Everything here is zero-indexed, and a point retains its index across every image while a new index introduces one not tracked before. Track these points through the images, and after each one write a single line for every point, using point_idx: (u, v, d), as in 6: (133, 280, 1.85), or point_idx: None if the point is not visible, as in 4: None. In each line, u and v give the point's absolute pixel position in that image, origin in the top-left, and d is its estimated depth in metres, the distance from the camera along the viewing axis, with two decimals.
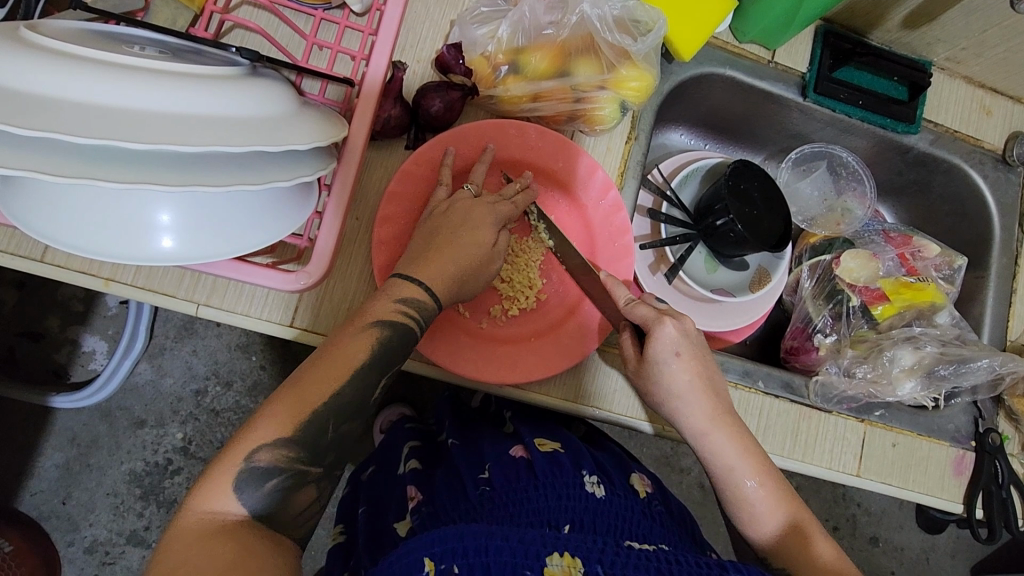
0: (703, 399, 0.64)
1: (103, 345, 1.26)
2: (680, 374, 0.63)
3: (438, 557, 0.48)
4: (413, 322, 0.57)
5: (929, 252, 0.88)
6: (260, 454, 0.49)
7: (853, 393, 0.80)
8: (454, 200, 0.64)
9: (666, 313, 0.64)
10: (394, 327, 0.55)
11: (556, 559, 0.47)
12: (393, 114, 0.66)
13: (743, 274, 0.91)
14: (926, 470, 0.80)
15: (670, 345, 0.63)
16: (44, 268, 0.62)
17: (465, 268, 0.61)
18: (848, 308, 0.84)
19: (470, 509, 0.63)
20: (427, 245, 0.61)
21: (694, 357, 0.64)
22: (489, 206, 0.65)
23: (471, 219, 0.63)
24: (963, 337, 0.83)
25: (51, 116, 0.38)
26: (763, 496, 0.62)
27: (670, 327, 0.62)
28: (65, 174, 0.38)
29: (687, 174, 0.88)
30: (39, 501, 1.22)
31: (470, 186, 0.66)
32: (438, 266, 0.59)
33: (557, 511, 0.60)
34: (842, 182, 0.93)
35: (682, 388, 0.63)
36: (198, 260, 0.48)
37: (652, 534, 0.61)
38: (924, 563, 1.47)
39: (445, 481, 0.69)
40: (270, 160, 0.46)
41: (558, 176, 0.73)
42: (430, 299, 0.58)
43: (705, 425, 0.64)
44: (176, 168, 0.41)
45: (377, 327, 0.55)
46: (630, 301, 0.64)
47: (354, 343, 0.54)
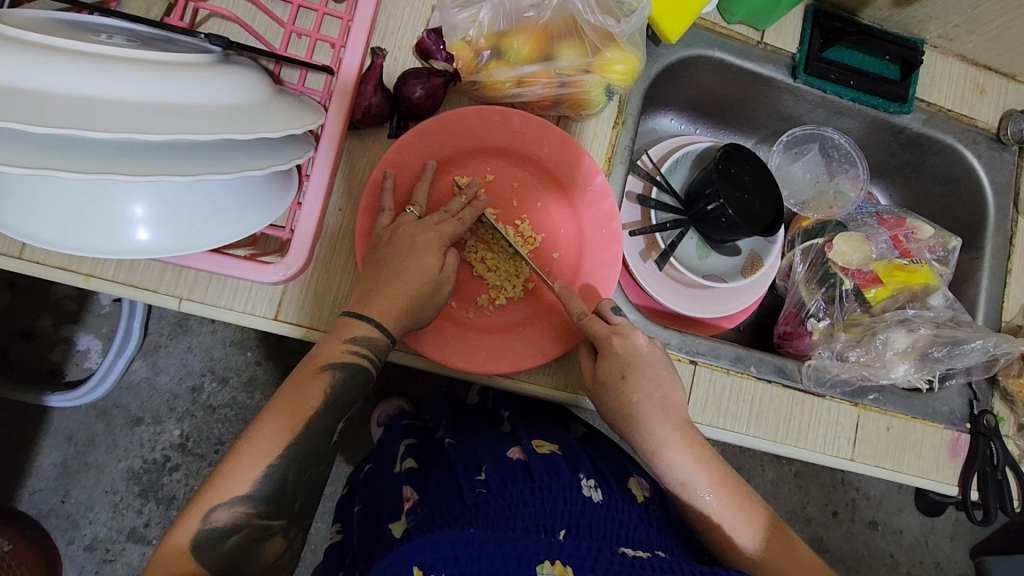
0: (653, 418, 0.63)
1: (98, 344, 1.26)
2: (636, 398, 0.63)
3: (427, 566, 0.49)
4: (368, 362, 0.57)
5: (923, 234, 0.86)
6: (217, 514, 0.50)
7: (846, 376, 0.79)
8: (398, 224, 0.62)
9: (618, 332, 0.64)
10: (346, 369, 0.56)
11: (548, 567, 0.48)
12: (374, 102, 0.64)
13: (735, 260, 0.90)
14: (920, 453, 0.79)
15: (618, 365, 0.63)
16: (23, 265, 0.62)
17: (418, 297, 0.59)
18: (842, 292, 0.83)
19: (464, 510, 0.60)
20: (370, 282, 0.59)
21: (643, 377, 0.64)
22: (435, 227, 0.62)
23: (416, 242, 0.60)
24: (957, 319, 0.82)
25: (14, 103, 0.37)
26: (726, 509, 0.63)
27: (617, 347, 0.63)
28: (29, 164, 0.37)
29: (676, 159, 0.86)
30: (38, 500, 1.22)
31: (413, 209, 0.64)
32: (388, 300, 0.58)
33: (552, 515, 0.60)
34: (834, 164, 0.92)
35: (636, 413, 0.63)
36: (175, 254, 0.47)
37: (650, 540, 0.63)
38: (923, 546, 1.47)
39: (438, 481, 0.68)
40: (244, 149, 0.45)
41: (544, 163, 0.72)
42: (381, 335, 0.57)
43: (656, 445, 0.63)
44: (147, 159, 0.40)
45: (328, 371, 0.56)
46: (583, 315, 0.64)
47: (310, 387, 0.55)
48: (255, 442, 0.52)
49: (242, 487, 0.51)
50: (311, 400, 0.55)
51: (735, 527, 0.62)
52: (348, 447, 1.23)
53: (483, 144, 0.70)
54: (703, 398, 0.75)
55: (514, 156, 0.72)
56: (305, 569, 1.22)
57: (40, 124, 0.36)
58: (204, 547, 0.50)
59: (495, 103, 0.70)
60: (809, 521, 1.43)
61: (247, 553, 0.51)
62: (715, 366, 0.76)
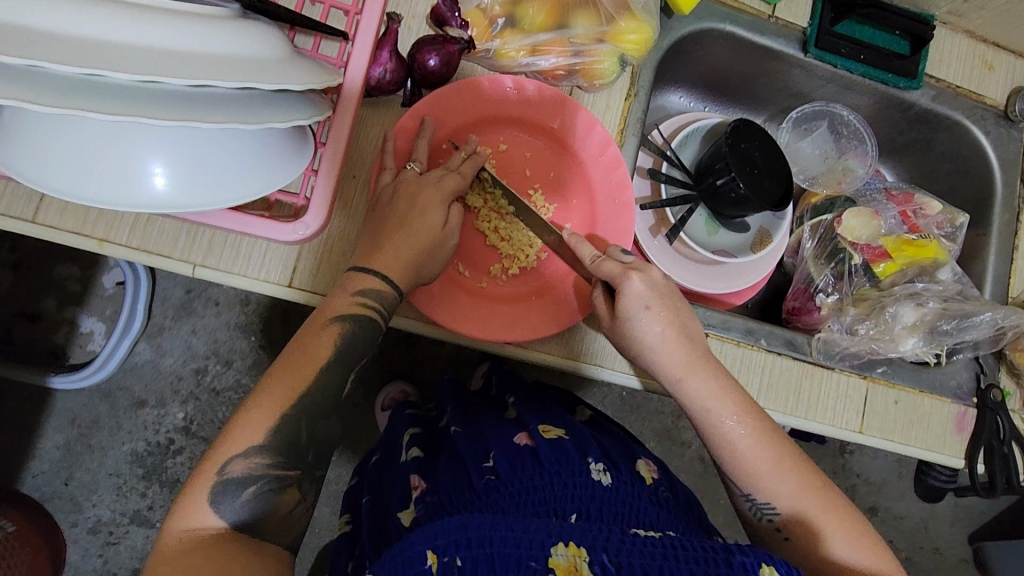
0: (675, 346, 0.63)
1: (101, 326, 1.25)
2: (653, 326, 0.62)
3: (441, 549, 0.47)
4: (378, 316, 0.58)
5: (931, 210, 0.87)
6: (233, 465, 0.50)
7: (855, 349, 0.80)
8: (399, 180, 0.62)
9: (633, 267, 0.63)
10: (355, 322, 0.56)
11: (561, 549, 0.47)
12: (389, 68, 0.65)
13: (744, 236, 0.90)
14: (928, 426, 0.80)
15: (639, 298, 0.62)
16: (38, 230, 0.61)
17: (421, 252, 0.59)
18: (851, 267, 0.84)
19: (474, 498, 0.62)
20: (371, 241, 0.59)
21: (666, 308, 0.63)
22: (436, 183, 0.62)
23: (418, 200, 0.60)
24: (965, 293, 0.83)
25: (41, 47, 0.37)
26: (749, 437, 0.61)
27: (635, 282, 0.62)
28: (55, 105, 0.37)
29: (687, 134, 0.86)
30: (41, 483, 1.22)
31: (414, 164, 0.63)
32: (395, 256, 0.58)
33: (563, 501, 0.61)
34: (843, 141, 0.92)
35: (657, 340, 0.63)
36: (191, 208, 0.47)
37: (660, 521, 0.61)
38: (922, 531, 1.48)
39: (448, 471, 0.67)
40: (266, 100, 0.45)
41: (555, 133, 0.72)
42: (388, 286, 0.57)
43: (679, 373, 0.63)
44: (172, 106, 0.40)
45: (337, 323, 0.56)
46: (597, 257, 0.63)
47: (320, 339, 0.55)
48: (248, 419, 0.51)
49: (257, 438, 0.51)
50: (322, 351, 0.55)
51: (758, 456, 0.60)
52: (353, 430, 1.24)
53: (496, 113, 0.70)
54: None
55: (526, 127, 0.72)
56: (308, 553, 1.22)
57: (66, 65, 0.37)
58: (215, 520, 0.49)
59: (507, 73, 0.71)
60: None
61: (262, 507, 0.51)
62: (726, 338, 0.76)
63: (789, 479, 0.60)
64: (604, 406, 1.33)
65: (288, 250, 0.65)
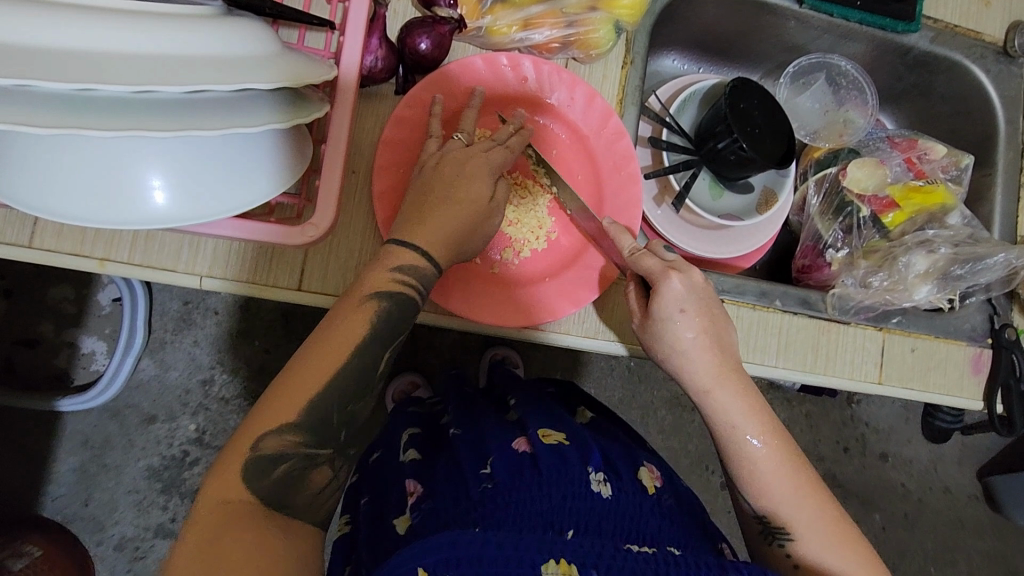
0: (706, 355, 0.62)
1: (102, 345, 1.24)
2: (685, 331, 0.62)
3: (432, 568, 0.48)
4: (414, 293, 0.55)
5: (935, 154, 0.86)
6: (266, 441, 0.47)
7: (870, 302, 0.79)
8: (445, 150, 0.60)
9: (673, 267, 0.63)
10: (392, 299, 0.53)
11: (552, 567, 0.47)
12: (380, 56, 0.62)
13: (749, 197, 0.89)
14: (945, 371, 0.80)
15: (676, 300, 0.61)
16: (34, 254, 0.60)
17: (465, 222, 0.57)
18: (859, 219, 0.83)
19: (472, 506, 0.61)
20: (414, 209, 0.57)
21: (702, 315, 0.62)
22: (484, 153, 0.60)
23: (465, 170, 0.58)
24: (976, 236, 0.82)
25: (25, 63, 0.35)
26: (772, 459, 0.60)
27: (676, 283, 0.61)
28: (47, 125, 0.35)
29: (686, 98, 0.85)
30: (61, 506, 1.21)
31: (460, 135, 0.61)
32: (437, 227, 0.55)
33: (561, 514, 0.60)
34: (842, 91, 0.91)
35: (689, 346, 0.62)
36: (195, 221, 0.45)
37: (661, 534, 0.62)
38: (933, 473, 1.51)
39: (446, 478, 0.67)
40: (265, 100, 0.43)
41: (550, 109, 0.70)
42: (425, 262, 0.55)
43: (708, 384, 0.62)
44: (168, 115, 0.38)
45: (376, 299, 0.53)
46: (637, 250, 0.63)
47: (353, 317, 0.52)
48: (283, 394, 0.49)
49: (292, 415, 0.48)
50: (358, 331, 0.52)
51: (779, 480, 0.60)
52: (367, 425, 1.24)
53: (490, 92, 0.68)
54: None
55: (522, 102, 0.70)
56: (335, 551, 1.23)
57: (56, 81, 0.35)
58: (255, 476, 0.47)
59: (501, 51, 0.69)
60: (822, 458, 1.47)
61: (297, 482, 0.48)
62: (741, 303, 0.76)
63: (805, 503, 0.59)
64: (614, 378, 1.34)
65: (295, 253, 0.63)
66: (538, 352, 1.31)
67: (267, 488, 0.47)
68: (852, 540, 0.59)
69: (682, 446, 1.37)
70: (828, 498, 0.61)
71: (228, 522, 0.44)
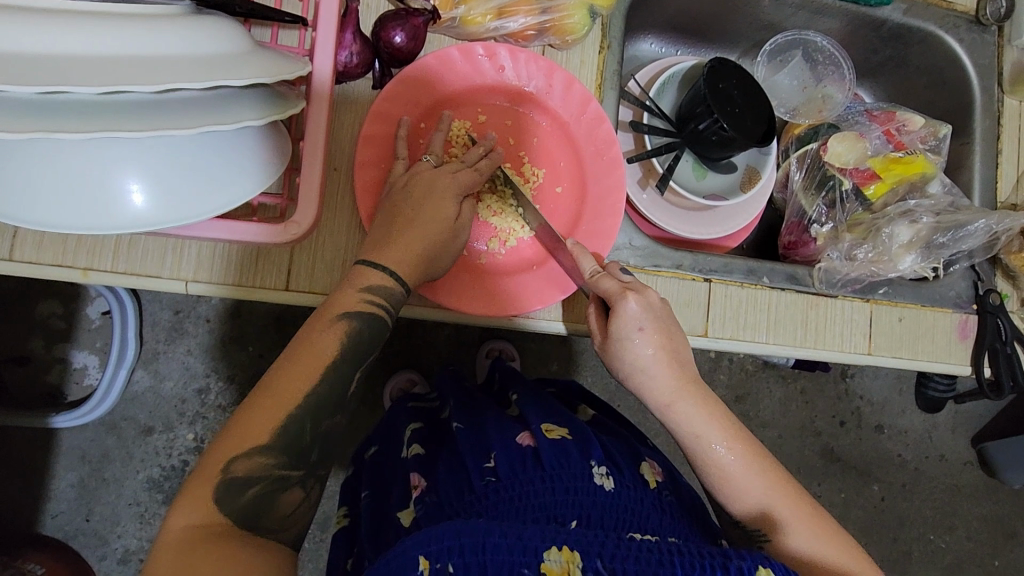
0: (665, 370, 0.63)
1: (94, 359, 1.23)
2: (643, 349, 0.62)
3: (433, 556, 0.48)
4: (383, 312, 0.55)
5: (914, 125, 0.86)
6: (236, 463, 0.47)
7: (856, 275, 0.80)
8: (413, 172, 0.61)
9: (630, 287, 0.62)
10: (364, 319, 0.54)
11: (555, 554, 0.48)
12: (354, 50, 0.62)
13: (732, 176, 0.89)
14: (933, 338, 0.81)
15: (635, 319, 0.61)
16: (17, 267, 0.59)
17: (430, 241, 0.58)
18: (841, 193, 0.84)
19: (473, 501, 0.62)
20: (384, 226, 0.58)
21: (660, 332, 0.62)
22: (452, 175, 0.62)
23: (435, 188, 0.60)
24: (957, 204, 0.83)
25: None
26: (740, 466, 0.61)
27: (631, 303, 0.61)
28: (18, 129, 0.35)
29: (664, 81, 0.85)
30: (62, 523, 1.21)
31: (430, 157, 0.63)
32: (404, 248, 0.57)
33: (563, 505, 0.61)
34: (819, 68, 0.91)
35: (647, 363, 0.63)
36: (175, 223, 0.45)
37: (662, 527, 0.63)
38: (928, 442, 1.53)
39: (448, 471, 0.68)
40: (239, 98, 0.43)
41: (529, 97, 0.70)
42: (394, 282, 0.56)
43: (668, 399, 0.63)
44: (142, 115, 0.38)
45: (346, 320, 0.53)
46: (596, 272, 0.62)
47: (322, 338, 0.52)
48: (247, 419, 0.48)
49: (260, 436, 0.48)
50: (328, 347, 0.52)
51: (753, 482, 0.61)
52: (366, 425, 1.24)
53: (470, 84, 0.68)
54: (719, 314, 0.76)
55: (502, 93, 0.70)
56: None
57: (26, 85, 0.35)
58: (224, 499, 0.46)
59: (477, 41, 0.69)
60: (819, 433, 1.49)
61: (267, 506, 0.48)
62: (730, 281, 0.76)
63: (782, 503, 0.60)
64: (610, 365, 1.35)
65: (281, 253, 0.63)
66: (534, 343, 1.32)
67: (240, 512, 0.46)
68: (835, 535, 0.60)
69: None
70: (804, 494, 0.62)
71: (198, 545, 0.43)
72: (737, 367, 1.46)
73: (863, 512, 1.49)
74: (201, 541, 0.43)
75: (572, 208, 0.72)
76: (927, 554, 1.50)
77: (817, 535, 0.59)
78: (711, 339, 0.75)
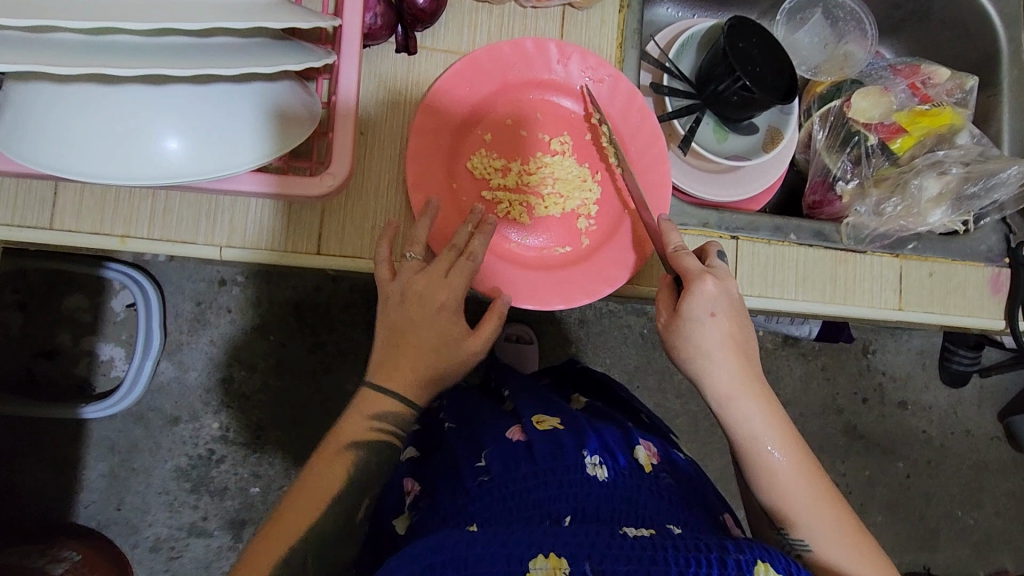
0: (730, 361, 0.62)
1: (121, 351, 1.25)
2: (712, 332, 0.61)
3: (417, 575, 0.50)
4: (394, 435, 0.58)
5: (940, 77, 0.86)
6: None
7: (883, 230, 0.79)
8: (401, 280, 0.60)
9: (708, 271, 0.63)
10: (370, 446, 0.57)
11: (540, 562, 0.49)
12: (378, 12, 0.62)
13: (754, 138, 0.88)
14: (964, 292, 0.80)
15: (706, 301, 0.61)
16: (57, 236, 0.61)
17: (435, 365, 0.59)
18: (867, 148, 0.84)
19: (466, 502, 0.62)
20: (388, 344, 0.59)
21: (727, 319, 0.62)
22: (442, 278, 0.60)
23: (425, 299, 0.59)
24: (987, 153, 0.81)
25: (57, 9, 0.38)
26: (793, 472, 0.60)
27: (707, 284, 0.61)
28: (75, 65, 0.38)
29: (684, 42, 0.84)
30: (94, 512, 1.23)
31: (413, 256, 0.61)
32: (410, 368, 0.58)
33: (557, 502, 0.59)
34: (840, 24, 0.91)
35: (712, 348, 0.62)
36: (202, 174, 0.48)
37: (660, 514, 0.60)
38: (953, 417, 1.50)
39: (444, 474, 0.70)
40: (272, 45, 0.45)
41: (560, 86, 0.71)
42: (405, 406, 0.58)
43: (731, 390, 0.62)
44: (187, 57, 0.40)
45: (354, 449, 0.57)
46: (681, 247, 0.64)
47: (336, 466, 0.56)
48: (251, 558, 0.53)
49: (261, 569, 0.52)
50: (337, 476, 0.56)
51: (803, 491, 0.59)
52: None
53: (506, 80, 0.69)
54: (747, 272, 0.75)
55: (540, 86, 0.70)
56: None
57: (83, 20, 0.37)
58: None
59: (497, 50, 0.67)
60: (841, 411, 1.47)
61: None
62: (757, 239, 0.76)
63: (830, 518, 0.58)
64: (628, 346, 1.35)
65: (312, 216, 0.64)
66: (552, 325, 1.31)
67: None
68: (877, 556, 0.58)
69: (702, 409, 1.37)
70: (852, 513, 0.60)
71: None
72: (756, 346, 1.45)
73: (888, 489, 1.47)
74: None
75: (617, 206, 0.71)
76: (953, 529, 1.48)
77: (858, 557, 0.57)
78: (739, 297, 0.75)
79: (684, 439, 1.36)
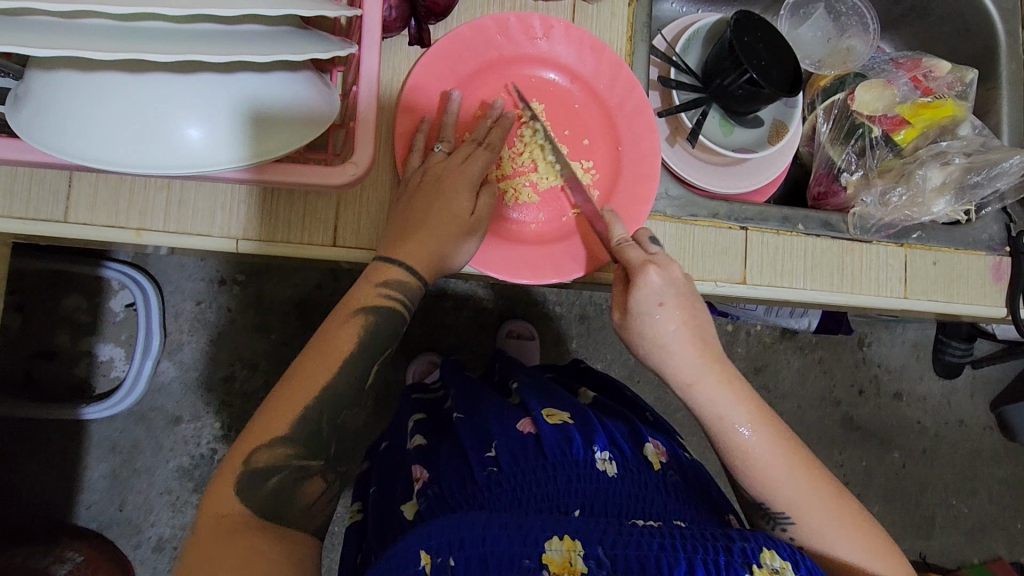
0: (688, 348, 0.62)
1: (120, 351, 1.24)
2: (665, 324, 0.62)
3: (435, 549, 0.50)
4: (401, 307, 0.59)
5: (941, 70, 0.87)
6: (257, 455, 0.51)
7: (889, 219, 0.81)
8: (427, 164, 0.63)
9: (654, 260, 0.63)
10: (378, 313, 0.57)
11: (556, 543, 0.50)
12: (393, 4, 0.63)
13: (760, 131, 0.88)
14: (967, 281, 0.81)
15: (654, 293, 0.62)
16: (71, 229, 0.61)
17: (448, 238, 0.60)
18: (871, 140, 0.85)
19: (477, 491, 0.62)
20: (399, 227, 0.60)
21: (681, 307, 0.63)
22: (463, 165, 0.63)
23: (445, 183, 0.61)
24: (988, 144, 0.83)
25: None
26: (762, 446, 0.61)
27: (653, 275, 0.61)
28: (109, 50, 0.38)
29: (689, 37, 0.86)
30: (96, 513, 1.22)
31: (443, 145, 0.64)
32: (420, 246, 0.59)
33: (566, 495, 0.61)
34: (843, 19, 0.92)
35: (668, 338, 0.62)
36: (217, 164, 0.48)
37: (667, 511, 0.62)
38: (948, 407, 1.53)
39: (450, 460, 0.68)
40: (298, 34, 0.46)
41: (547, 60, 0.71)
42: (412, 278, 0.59)
43: (690, 377, 0.62)
44: (217, 44, 0.41)
45: (362, 314, 0.57)
46: (625, 240, 0.64)
47: (344, 331, 0.56)
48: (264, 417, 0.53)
49: (282, 429, 0.52)
50: (347, 341, 0.56)
51: (773, 463, 0.60)
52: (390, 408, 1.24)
53: (493, 56, 0.70)
54: (756, 262, 0.76)
55: (529, 61, 0.71)
56: None
57: (116, 5, 0.37)
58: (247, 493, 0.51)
59: (482, 24, 0.68)
60: (838, 403, 1.49)
61: (287, 499, 0.52)
62: (766, 229, 0.77)
63: (804, 486, 0.60)
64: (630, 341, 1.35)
65: (326, 209, 0.65)
66: (553, 321, 1.32)
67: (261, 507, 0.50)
68: (856, 521, 0.60)
69: None
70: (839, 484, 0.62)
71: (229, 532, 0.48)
72: (755, 340, 1.46)
73: (885, 479, 1.49)
74: (226, 531, 0.48)
75: (607, 177, 0.72)
76: (949, 518, 1.51)
77: (838, 523, 0.59)
78: (750, 286, 0.76)
79: (684, 432, 1.38)
